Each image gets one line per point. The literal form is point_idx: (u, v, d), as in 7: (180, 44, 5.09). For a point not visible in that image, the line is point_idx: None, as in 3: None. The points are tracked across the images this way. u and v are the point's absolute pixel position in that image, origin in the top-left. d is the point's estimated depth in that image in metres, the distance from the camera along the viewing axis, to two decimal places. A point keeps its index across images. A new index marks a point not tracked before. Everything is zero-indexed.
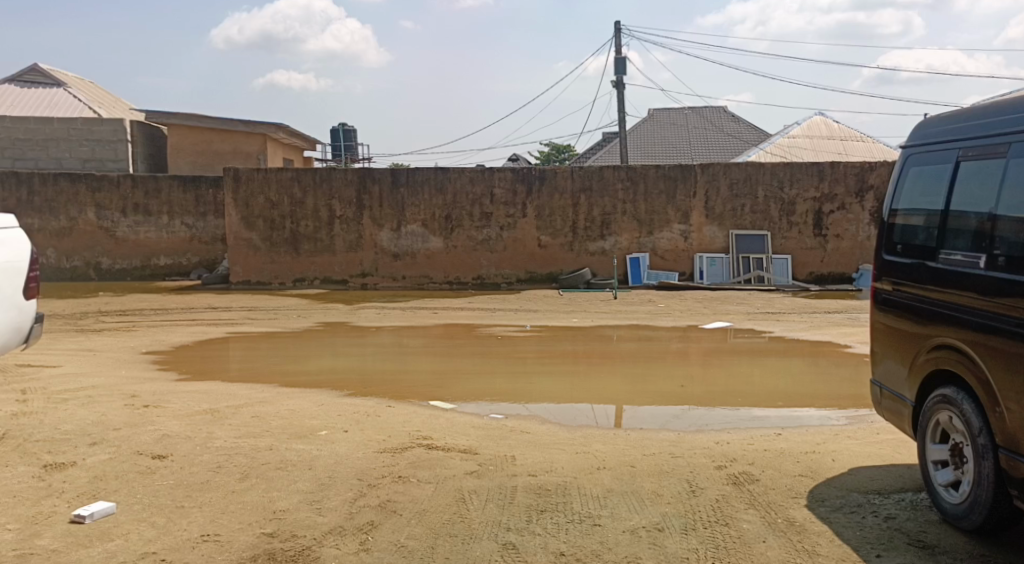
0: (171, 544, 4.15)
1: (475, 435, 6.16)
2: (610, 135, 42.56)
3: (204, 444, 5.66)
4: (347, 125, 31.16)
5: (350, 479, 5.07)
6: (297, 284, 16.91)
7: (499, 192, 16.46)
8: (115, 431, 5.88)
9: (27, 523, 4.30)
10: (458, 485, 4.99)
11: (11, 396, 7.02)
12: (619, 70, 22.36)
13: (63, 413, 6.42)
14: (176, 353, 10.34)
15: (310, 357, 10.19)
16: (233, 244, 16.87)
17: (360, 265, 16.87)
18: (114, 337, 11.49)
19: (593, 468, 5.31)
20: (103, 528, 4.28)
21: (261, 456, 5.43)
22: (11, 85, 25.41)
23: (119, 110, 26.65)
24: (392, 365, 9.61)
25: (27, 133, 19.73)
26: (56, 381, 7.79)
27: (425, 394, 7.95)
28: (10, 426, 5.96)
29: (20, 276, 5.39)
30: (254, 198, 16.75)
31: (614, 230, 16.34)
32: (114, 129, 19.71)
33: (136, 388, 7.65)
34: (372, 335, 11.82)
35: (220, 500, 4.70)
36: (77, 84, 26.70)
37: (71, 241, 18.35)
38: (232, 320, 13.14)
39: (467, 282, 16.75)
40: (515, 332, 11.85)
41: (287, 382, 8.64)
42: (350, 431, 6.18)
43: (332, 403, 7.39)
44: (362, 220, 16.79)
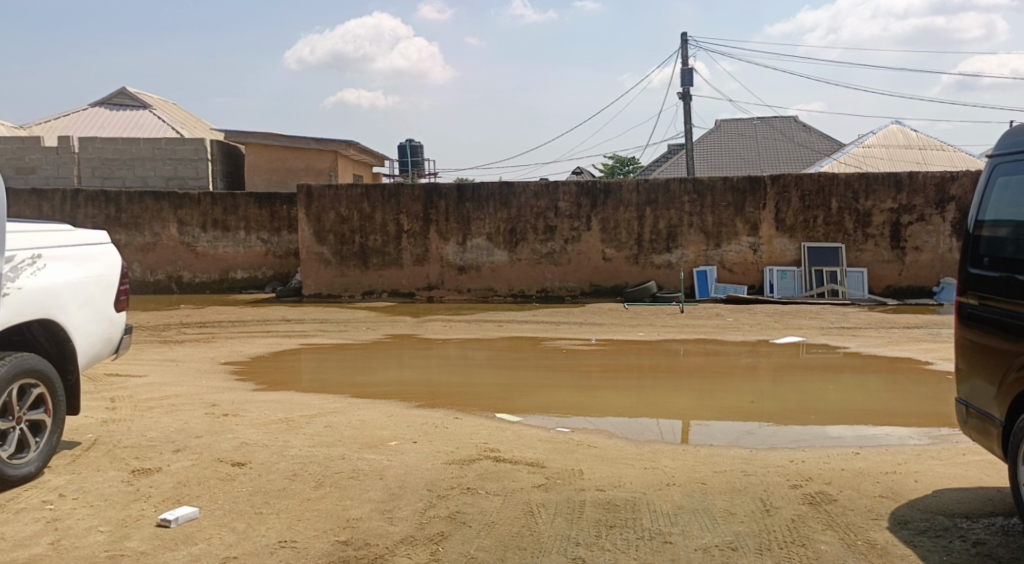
0: (251, 549, 4.25)
1: (542, 448, 6.16)
2: (676, 147, 42.27)
3: (281, 452, 5.79)
4: (414, 142, 31.73)
5: (420, 489, 5.12)
6: (366, 297, 17.17)
7: (563, 205, 16.47)
8: (197, 439, 6.06)
9: (117, 526, 4.46)
10: (527, 498, 5.00)
11: (101, 403, 7.31)
12: (685, 81, 22.20)
13: (149, 420, 6.66)
14: (252, 363, 10.61)
15: (379, 368, 10.34)
16: (305, 258, 17.25)
17: (427, 279, 17.06)
18: (194, 348, 11.85)
19: (663, 484, 5.26)
20: (187, 532, 4.42)
21: (334, 465, 5.53)
22: (101, 108, 26.58)
23: (200, 130, 27.57)
24: (458, 376, 9.68)
25: (116, 153, 20.53)
26: (141, 390, 8.07)
27: (491, 406, 7.99)
28: (101, 432, 6.20)
29: (111, 289, 5.61)
30: (326, 213, 17.10)
31: (680, 243, 16.18)
32: (195, 148, 20.38)
33: (216, 398, 7.87)
34: (438, 347, 11.93)
35: (297, 507, 4.80)
36: (162, 106, 27.77)
37: (155, 255, 19.04)
38: (305, 332, 13.43)
39: (532, 295, 16.78)
40: (581, 345, 11.82)
41: (358, 392, 8.78)
42: (419, 442, 6.26)
43: (401, 414, 7.48)
44: (429, 234, 16.99)
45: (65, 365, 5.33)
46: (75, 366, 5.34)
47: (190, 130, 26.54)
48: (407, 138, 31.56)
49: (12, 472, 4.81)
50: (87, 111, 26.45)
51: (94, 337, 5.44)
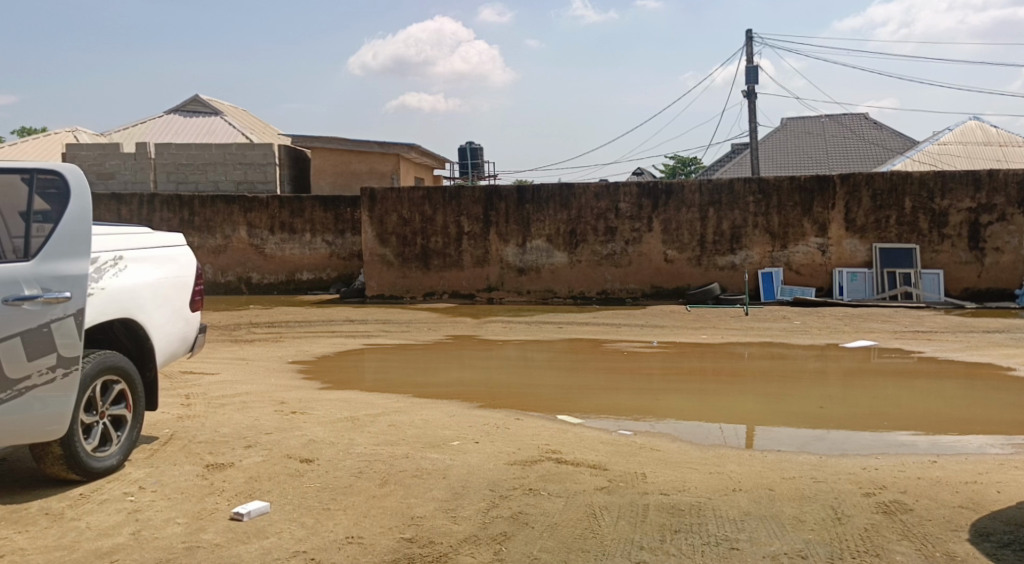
0: (319, 544, 4.31)
1: (605, 450, 6.11)
2: (740, 146, 41.60)
3: (347, 450, 5.86)
4: (474, 144, 31.88)
5: (483, 489, 5.13)
6: (427, 298, 17.30)
7: (624, 206, 16.36)
8: (267, 435, 6.17)
9: (193, 518, 4.57)
10: (589, 501, 4.96)
11: (176, 400, 7.51)
12: (751, 79, 21.83)
13: (222, 417, 6.81)
14: (319, 363, 10.77)
15: (441, 368, 10.40)
16: (367, 260, 17.46)
17: (487, 280, 17.11)
18: (264, 347, 12.09)
19: (729, 489, 5.16)
20: (259, 526, 4.49)
21: (398, 463, 5.57)
22: (175, 115, 27.42)
23: (269, 136, 28.18)
24: (519, 378, 9.68)
25: (189, 158, 21.10)
26: (214, 387, 8.26)
27: (552, 407, 7.96)
28: (177, 428, 6.36)
29: (187, 290, 5.77)
30: (388, 215, 17.30)
31: (744, 244, 15.92)
32: (264, 153, 20.82)
33: (285, 396, 8.01)
34: (498, 348, 11.94)
35: (362, 504, 4.84)
36: (233, 113, 28.51)
37: (225, 257, 19.54)
38: (368, 332, 13.59)
39: (592, 297, 16.69)
40: (642, 347, 11.71)
41: (421, 392, 8.84)
42: (481, 442, 6.26)
43: (463, 414, 7.50)
44: (489, 235, 17.04)
45: (144, 362, 5.48)
46: (154, 364, 5.49)
47: (259, 135, 27.15)
48: (467, 141, 31.72)
49: (95, 464, 4.96)
50: (163, 118, 27.31)
51: (171, 336, 5.60)
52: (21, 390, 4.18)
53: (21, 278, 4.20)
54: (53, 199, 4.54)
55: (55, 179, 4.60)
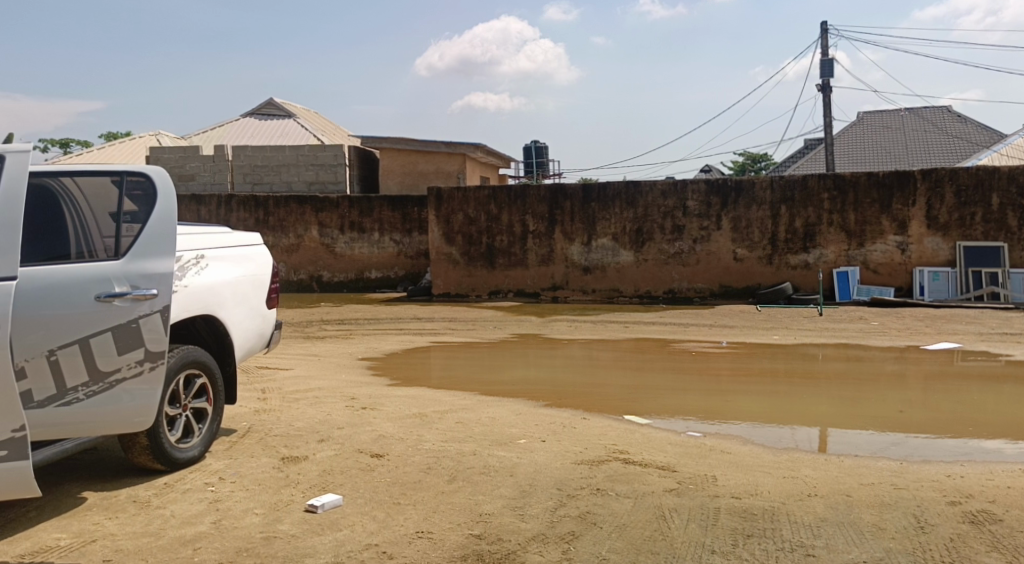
0: (390, 537, 4.35)
1: (673, 452, 6.03)
2: (813, 143, 40.67)
3: (416, 446, 5.92)
4: (540, 143, 31.88)
5: (551, 488, 5.10)
6: (492, 297, 17.36)
7: (692, 204, 16.14)
8: (339, 430, 6.27)
9: (270, 509, 4.66)
10: (658, 502, 4.89)
11: (253, 394, 7.69)
12: (826, 72, 21.31)
13: (296, 411, 6.95)
14: (388, 359, 10.90)
15: (507, 367, 10.41)
16: (434, 258, 17.61)
17: (552, 279, 17.07)
18: (335, 344, 12.31)
19: (804, 494, 5.03)
20: (332, 518, 4.57)
21: (467, 460, 5.59)
22: (251, 119, 28.19)
23: (340, 137, 28.70)
24: (585, 377, 9.62)
25: (264, 160, 21.62)
26: (289, 383, 8.44)
27: (620, 407, 7.90)
28: (253, 421, 6.50)
29: (264, 288, 5.90)
30: (454, 214, 17.42)
31: (819, 243, 15.55)
32: (335, 154, 21.18)
33: (356, 392, 8.13)
34: (564, 347, 11.90)
35: (431, 499, 4.87)
36: (305, 115, 29.16)
37: (297, 256, 19.93)
38: (436, 330, 13.70)
39: (659, 296, 16.50)
40: (711, 348, 11.52)
41: (488, 390, 8.86)
42: (548, 441, 6.24)
43: (530, 412, 7.49)
44: (554, 234, 17.00)
45: (223, 357, 5.63)
46: (232, 359, 5.64)
47: (330, 136, 27.66)
48: (533, 140, 31.72)
49: (179, 455, 5.12)
50: (239, 121, 28.09)
51: (249, 332, 5.73)
52: (112, 382, 4.30)
53: (112, 276, 4.35)
54: (140, 201, 4.73)
55: (143, 181, 4.79)
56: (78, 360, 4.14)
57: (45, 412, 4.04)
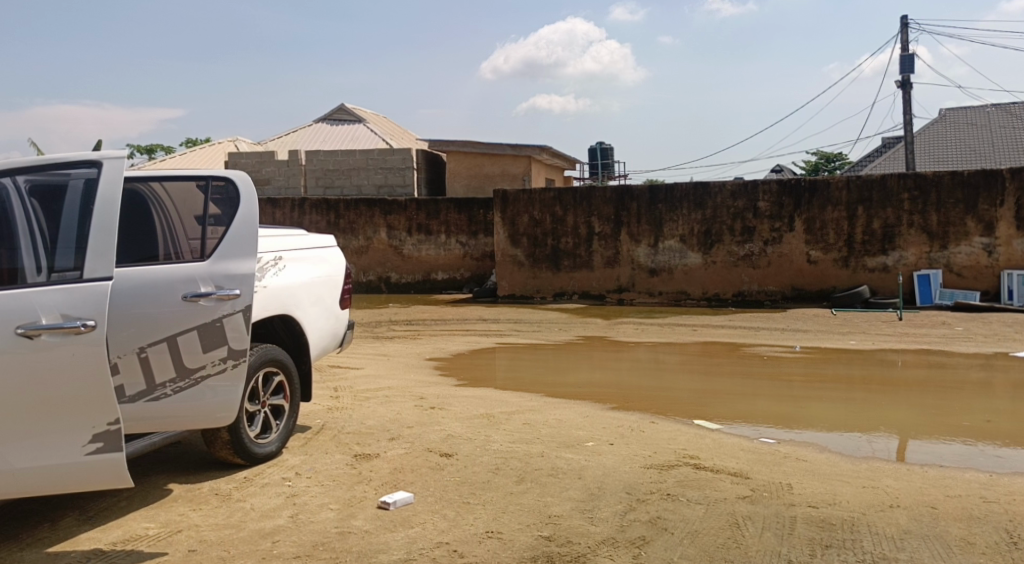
0: (461, 536, 4.39)
1: (746, 458, 5.94)
2: (891, 142, 39.51)
3: (484, 446, 5.95)
4: (605, 144, 31.75)
5: (619, 491, 5.08)
6: (557, 299, 17.35)
7: (763, 205, 15.86)
8: (409, 429, 6.36)
9: (344, 505, 4.76)
10: (731, 509, 4.83)
11: (325, 392, 7.86)
12: (906, 68, 20.69)
13: (367, 410, 7.07)
14: (455, 360, 10.99)
15: (574, 369, 10.38)
16: (500, 260, 17.69)
17: (617, 281, 16.96)
18: (403, 344, 12.47)
19: (886, 505, 4.91)
20: (404, 515, 4.64)
21: (535, 462, 5.60)
22: (323, 124, 28.81)
23: (408, 140, 29.10)
24: (652, 380, 9.53)
25: (335, 164, 22.04)
26: (359, 381, 8.58)
27: (690, 412, 7.80)
28: (326, 418, 6.64)
29: (338, 289, 6.02)
30: (520, 216, 17.49)
31: (898, 244, 15.12)
32: (403, 158, 21.47)
33: (424, 391, 8.23)
34: (630, 350, 11.81)
35: (500, 500, 4.90)
36: (375, 119, 29.67)
37: (367, 257, 20.25)
38: (502, 331, 13.76)
39: (728, 299, 16.26)
40: (784, 352, 11.30)
41: (554, 392, 8.85)
42: (616, 444, 6.21)
43: (598, 415, 7.46)
44: (620, 236, 16.89)
45: (299, 355, 5.77)
46: (308, 357, 5.76)
47: (398, 140, 28.07)
48: (598, 141, 31.60)
49: (257, 450, 5.27)
50: (312, 126, 28.73)
51: (323, 331, 5.86)
52: (197, 378, 4.43)
53: (198, 276, 4.49)
54: (223, 204, 4.89)
55: (225, 185, 4.96)
56: (166, 357, 4.28)
57: (136, 406, 4.19)
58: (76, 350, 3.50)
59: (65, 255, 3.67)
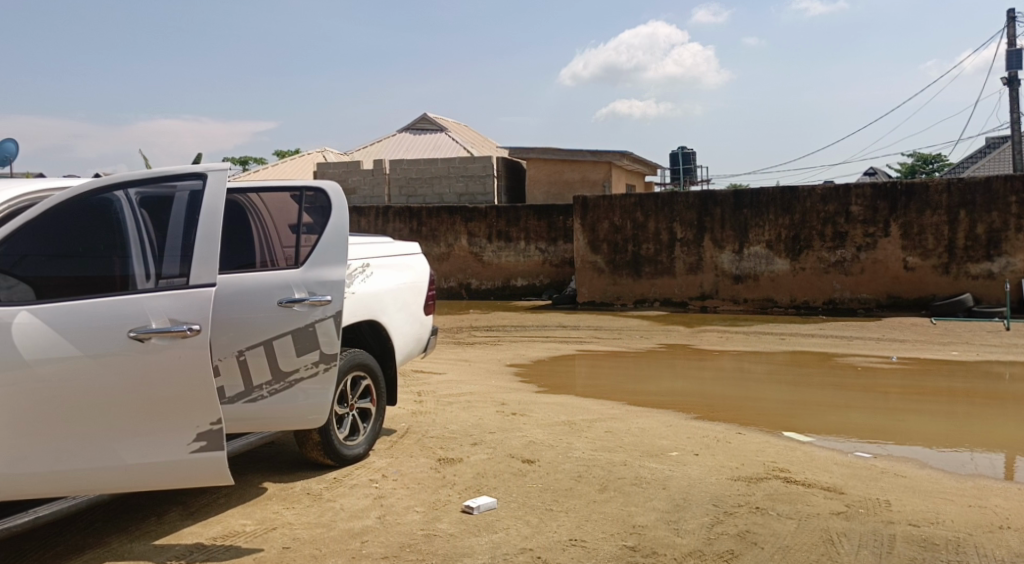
0: (544, 543, 4.40)
1: (840, 473, 5.78)
2: (994, 143, 37.80)
3: (566, 453, 5.96)
4: (687, 148, 31.42)
5: (706, 503, 5.01)
6: (638, 306, 17.20)
7: (856, 210, 15.41)
8: (491, 434, 6.41)
9: (430, 508, 4.84)
10: (825, 525, 4.71)
11: (409, 396, 8.00)
12: (1013, 64, 19.82)
13: (450, 414, 7.16)
14: (535, 367, 11.03)
15: (656, 377, 10.28)
16: (580, 267, 17.65)
17: (701, 288, 16.72)
18: (484, 350, 12.57)
19: (994, 526, 4.71)
20: (488, 520, 4.69)
21: (618, 470, 5.58)
22: (406, 133, 29.35)
23: (488, 148, 29.39)
24: (739, 390, 9.36)
25: (418, 173, 22.39)
26: (441, 386, 8.70)
27: (780, 423, 7.64)
28: (410, 422, 6.76)
29: (422, 295, 6.13)
30: (600, 222, 17.44)
31: (1005, 250, 14.50)
32: (484, 165, 21.67)
33: (506, 397, 8.29)
34: (715, 358, 11.63)
35: (584, 508, 4.90)
36: (456, 128, 30.08)
37: (447, 264, 20.50)
38: (582, 338, 13.73)
39: (818, 307, 15.85)
40: (879, 363, 10.95)
41: (637, 400, 8.79)
42: (702, 455, 6.13)
43: (682, 424, 7.38)
44: (704, 242, 16.65)
45: (385, 360, 5.88)
46: (393, 362, 5.87)
47: (479, 148, 28.36)
48: (681, 146, 31.30)
49: (346, 452, 5.41)
50: (395, 136, 29.29)
51: (409, 336, 5.98)
52: (291, 381, 4.58)
53: (293, 283, 4.65)
54: (316, 213, 5.06)
55: (318, 195, 5.13)
56: (262, 360, 4.44)
57: (235, 407, 4.34)
58: (182, 353, 3.66)
59: (172, 262, 3.86)
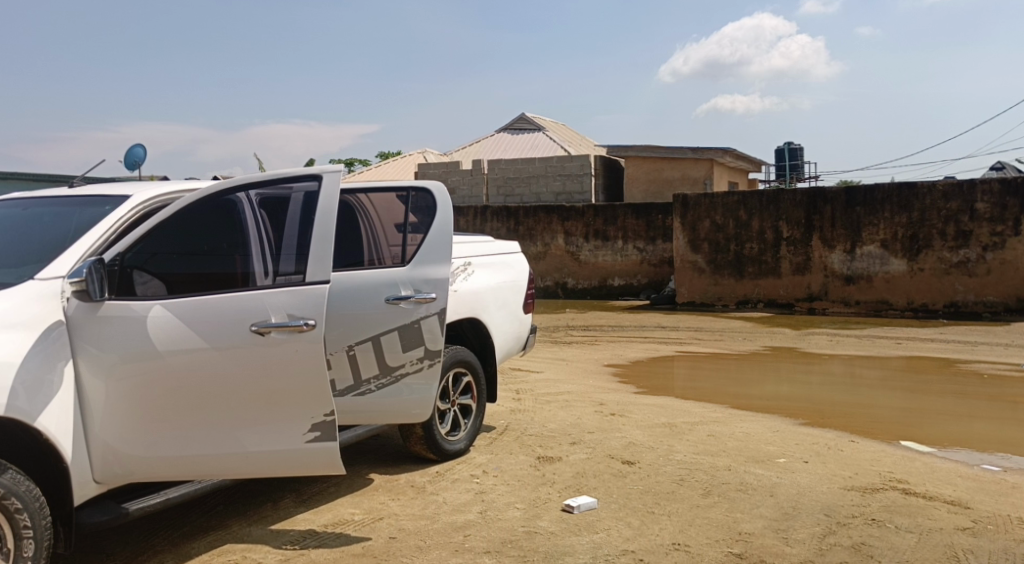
0: (647, 546, 4.40)
1: (963, 486, 5.55)
2: None
3: (668, 456, 5.93)
4: (794, 144, 30.65)
5: (817, 513, 4.90)
6: (741, 307, 16.89)
7: (982, 207, 14.69)
8: (590, 434, 6.43)
9: (531, 505, 4.90)
10: (948, 541, 4.54)
11: (507, 393, 8.09)
12: None
13: (548, 413, 7.21)
14: (633, 367, 10.98)
15: (760, 380, 10.08)
16: (679, 267, 17.42)
17: (808, 289, 16.27)
18: (581, 349, 12.57)
19: None
20: (589, 520, 4.71)
21: (721, 475, 5.52)
22: (504, 133, 29.61)
23: (586, 147, 29.37)
24: (850, 396, 9.08)
25: (515, 172, 22.56)
26: (539, 385, 8.76)
27: (898, 432, 7.37)
28: (509, 420, 6.85)
29: (522, 293, 6.20)
30: (701, 221, 17.18)
31: None
32: (582, 164, 21.67)
33: (604, 397, 8.28)
34: (823, 362, 11.31)
35: (687, 512, 4.87)
36: (553, 127, 30.19)
37: (544, 263, 20.58)
38: (681, 339, 13.57)
39: (938, 310, 15.20)
40: (1006, 370, 10.42)
41: (740, 404, 8.64)
42: (811, 462, 5.99)
43: (789, 430, 7.22)
44: (812, 241, 16.19)
45: (486, 358, 5.99)
46: (494, 359, 5.97)
47: (577, 147, 28.37)
48: (786, 141, 30.57)
49: (448, 447, 5.54)
50: (493, 136, 29.59)
51: (509, 335, 6.07)
52: (396, 376, 4.72)
53: (400, 281, 4.79)
54: (423, 213, 5.21)
55: (425, 196, 5.28)
56: (371, 355, 4.58)
57: (345, 401, 4.49)
58: (299, 347, 3.83)
59: (289, 261, 4.05)
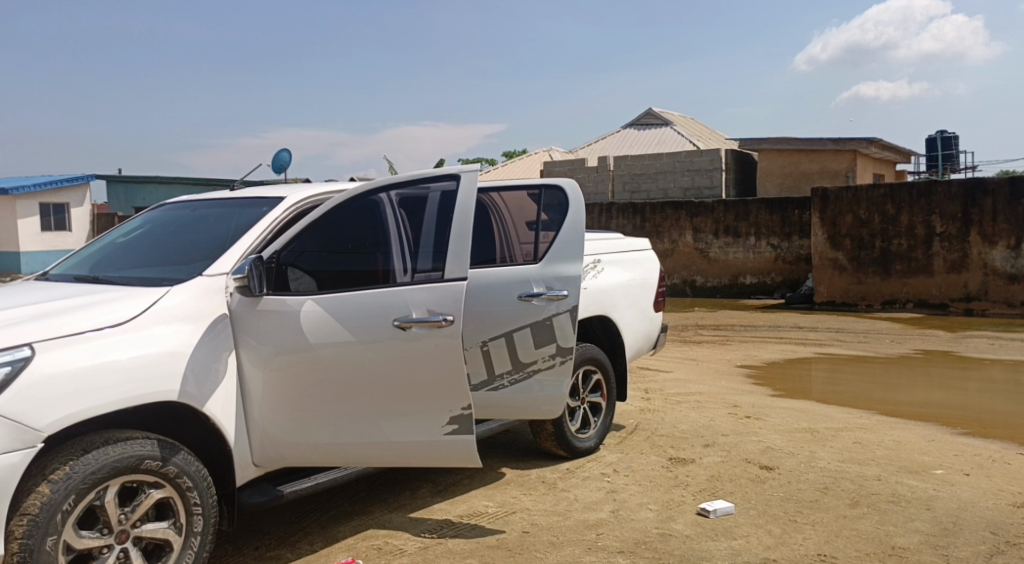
0: (790, 555, 4.29)
1: None
2: None
3: (809, 462, 5.75)
4: (947, 132, 28.98)
5: (981, 530, 4.63)
6: (887, 307, 16.13)
7: None
8: (724, 437, 6.33)
9: (664, 507, 4.86)
10: None
11: (636, 393, 8.05)
12: None
13: (679, 414, 7.13)
14: (768, 368, 10.69)
15: (909, 386, 9.60)
16: (818, 264, 16.79)
17: (964, 288, 15.36)
18: (712, 349, 12.33)
19: None
20: (726, 525, 4.64)
21: (870, 485, 5.30)
22: (632, 129, 29.35)
23: (717, 141, 28.72)
24: (1013, 404, 8.53)
25: (643, 168, 22.33)
26: (669, 385, 8.66)
27: None
28: (639, 419, 6.81)
29: (653, 291, 6.17)
30: (843, 215, 16.49)
31: None
32: (711, 158, 21.08)
33: (738, 399, 8.10)
34: (980, 367, 10.65)
35: (833, 522, 4.71)
36: (682, 121, 29.69)
37: (672, 261, 20.28)
38: (820, 340, 13.09)
39: None
40: None
41: (887, 410, 8.27)
42: (972, 475, 5.66)
43: (944, 439, 6.85)
44: (970, 237, 15.24)
45: (616, 356, 5.99)
46: (624, 357, 5.96)
47: (707, 141, 27.80)
48: (938, 130, 28.93)
49: (578, 444, 5.58)
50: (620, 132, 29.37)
51: (640, 333, 6.05)
52: (529, 371, 4.79)
53: (533, 278, 4.86)
54: (554, 210, 5.28)
55: (557, 193, 5.35)
56: (504, 350, 4.67)
57: (480, 395, 4.61)
58: (439, 342, 3.97)
59: (426, 259, 4.18)
